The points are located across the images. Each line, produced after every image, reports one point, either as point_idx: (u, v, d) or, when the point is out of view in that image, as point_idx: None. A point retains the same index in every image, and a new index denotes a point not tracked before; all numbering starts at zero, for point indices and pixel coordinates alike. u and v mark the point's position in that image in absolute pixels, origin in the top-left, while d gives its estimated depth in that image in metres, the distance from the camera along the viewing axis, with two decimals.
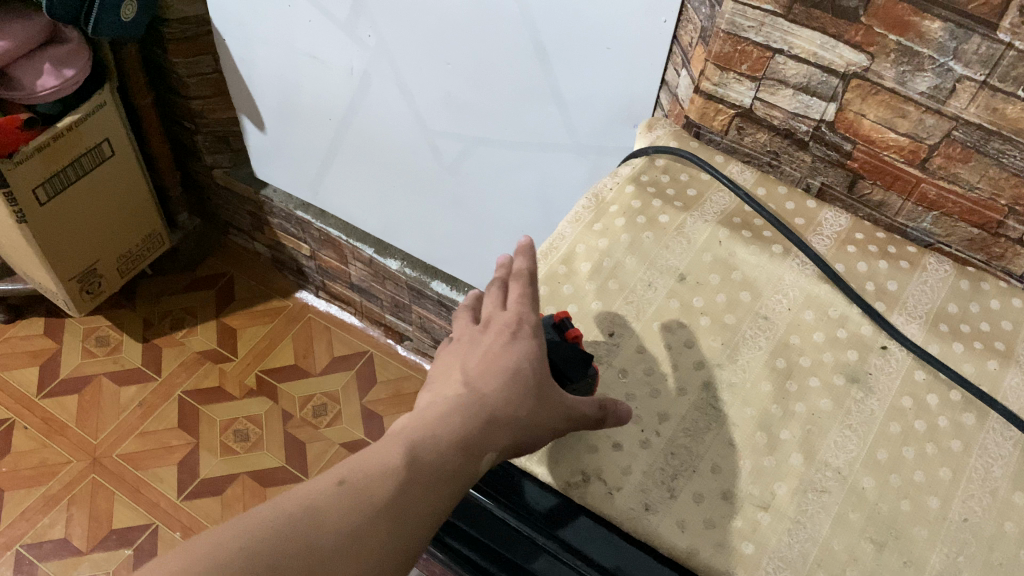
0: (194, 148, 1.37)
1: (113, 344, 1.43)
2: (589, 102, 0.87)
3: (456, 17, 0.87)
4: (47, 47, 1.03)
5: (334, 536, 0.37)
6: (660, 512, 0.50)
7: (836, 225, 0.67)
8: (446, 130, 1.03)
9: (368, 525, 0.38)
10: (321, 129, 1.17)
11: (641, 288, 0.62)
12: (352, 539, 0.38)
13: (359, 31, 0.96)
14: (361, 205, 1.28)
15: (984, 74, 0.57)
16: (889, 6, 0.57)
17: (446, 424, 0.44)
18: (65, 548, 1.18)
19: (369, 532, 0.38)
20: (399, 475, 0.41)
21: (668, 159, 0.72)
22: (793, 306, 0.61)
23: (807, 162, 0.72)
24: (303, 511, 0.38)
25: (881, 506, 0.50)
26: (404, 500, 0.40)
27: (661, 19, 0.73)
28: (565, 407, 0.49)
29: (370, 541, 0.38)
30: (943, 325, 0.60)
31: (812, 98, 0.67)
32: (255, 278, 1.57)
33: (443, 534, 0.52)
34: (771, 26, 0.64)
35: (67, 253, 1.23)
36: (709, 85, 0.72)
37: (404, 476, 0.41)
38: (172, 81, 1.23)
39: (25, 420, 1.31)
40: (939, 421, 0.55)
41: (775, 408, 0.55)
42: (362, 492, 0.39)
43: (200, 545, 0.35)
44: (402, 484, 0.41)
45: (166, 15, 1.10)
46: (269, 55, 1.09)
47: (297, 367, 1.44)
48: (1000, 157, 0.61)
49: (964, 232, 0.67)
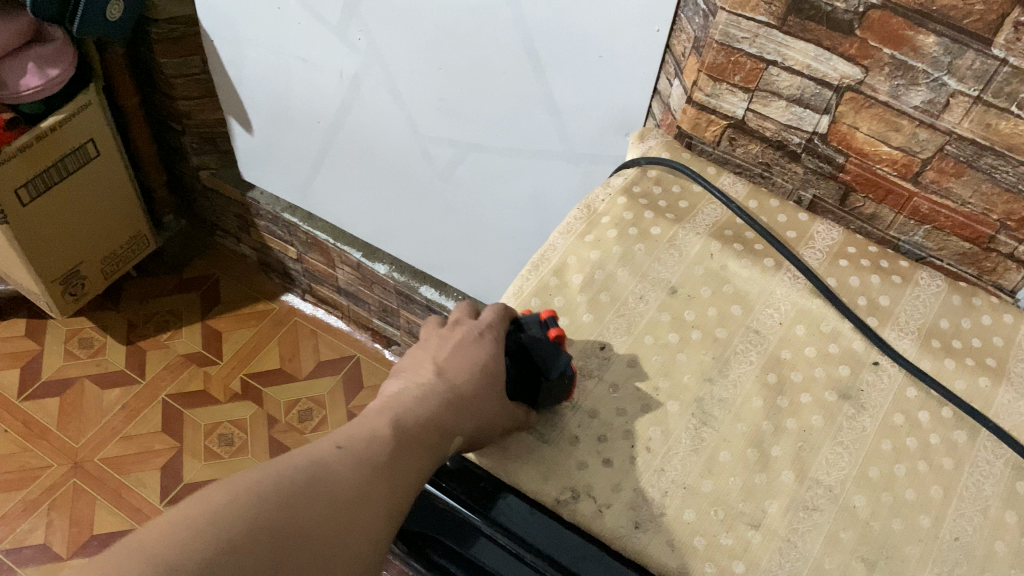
0: (181, 149, 1.36)
1: (97, 346, 1.41)
2: (582, 110, 0.86)
3: (450, 23, 0.86)
4: (31, 46, 1.01)
5: (346, 488, 0.41)
6: (651, 530, 0.50)
7: (828, 239, 0.67)
8: (437, 135, 1.02)
9: (373, 480, 0.42)
10: (311, 132, 1.16)
11: (632, 300, 0.61)
12: (360, 492, 0.41)
13: (350, 34, 0.96)
14: (350, 209, 1.27)
15: (979, 89, 0.56)
16: (884, 19, 0.57)
17: (426, 404, 0.48)
18: (45, 554, 1.16)
19: (375, 487, 0.42)
20: (395, 441, 0.45)
21: (660, 170, 0.71)
22: (785, 321, 0.60)
23: (799, 174, 0.72)
24: (316, 466, 0.41)
25: (873, 525, 0.50)
26: (400, 463, 0.44)
27: (654, 28, 0.73)
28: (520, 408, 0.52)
29: (376, 494, 0.42)
30: (935, 341, 0.60)
31: (806, 110, 0.66)
32: (242, 281, 1.55)
33: (426, 550, 0.50)
34: (765, 38, 0.63)
35: (50, 253, 1.21)
36: (702, 95, 0.71)
37: (397, 442, 0.45)
38: (159, 81, 1.21)
39: (6, 422, 1.29)
40: (930, 438, 0.54)
41: (767, 424, 0.55)
42: (364, 453, 0.43)
43: (233, 488, 0.38)
44: (398, 448, 0.44)
45: (153, 15, 1.08)
46: (258, 57, 1.08)
47: (283, 371, 1.43)
48: (993, 172, 0.60)
49: (956, 246, 0.67)
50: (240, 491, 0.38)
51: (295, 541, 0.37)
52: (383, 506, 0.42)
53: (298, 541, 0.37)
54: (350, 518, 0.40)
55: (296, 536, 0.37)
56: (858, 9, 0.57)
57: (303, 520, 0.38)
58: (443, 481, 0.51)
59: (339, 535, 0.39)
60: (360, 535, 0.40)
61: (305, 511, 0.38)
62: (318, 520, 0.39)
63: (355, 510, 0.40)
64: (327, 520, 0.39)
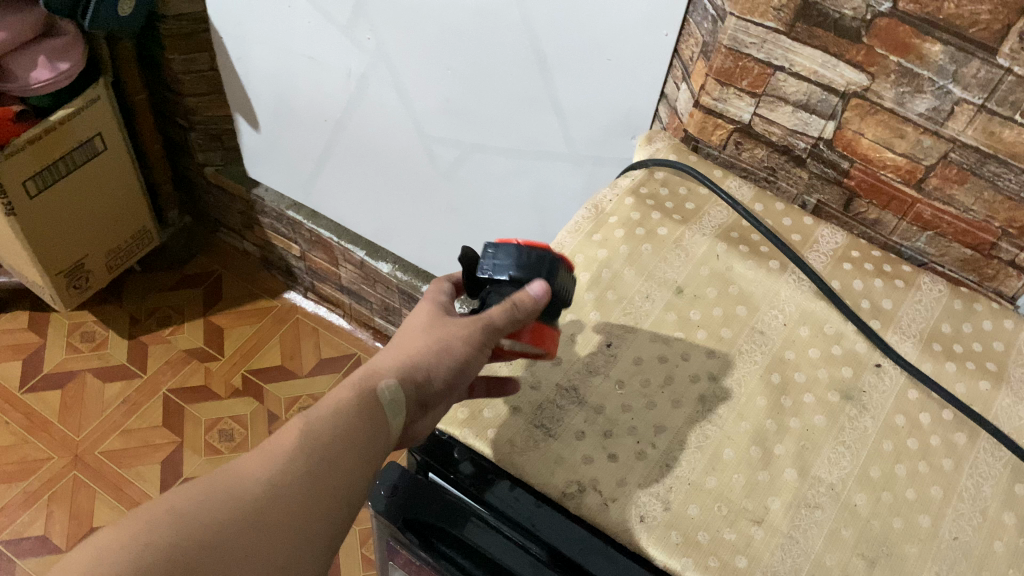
0: (186, 145, 1.36)
1: (98, 340, 1.42)
2: (588, 112, 0.87)
3: (458, 24, 0.87)
4: (41, 40, 1.02)
5: (252, 488, 0.41)
6: (654, 525, 0.50)
7: (832, 242, 0.68)
8: (442, 135, 1.03)
9: (281, 474, 0.42)
10: (316, 130, 1.17)
11: (638, 299, 0.62)
12: (267, 487, 0.42)
13: (359, 33, 0.96)
14: (354, 207, 1.27)
15: (983, 98, 0.57)
16: (891, 27, 0.58)
17: (352, 393, 0.48)
18: (44, 546, 1.16)
19: (283, 480, 0.42)
20: (305, 430, 0.45)
21: (667, 172, 0.72)
22: (789, 322, 0.61)
23: (804, 179, 0.73)
24: (217, 476, 0.42)
25: (874, 523, 0.51)
26: (315, 449, 0.44)
27: (663, 32, 0.74)
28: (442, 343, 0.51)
29: (285, 486, 0.42)
30: (937, 344, 0.61)
31: (812, 115, 0.67)
32: (244, 278, 1.56)
33: (435, 542, 0.52)
34: (773, 43, 0.64)
35: (55, 247, 1.22)
36: (709, 99, 0.72)
37: (308, 431, 0.45)
38: (166, 77, 1.22)
39: (7, 414, 1.29)
40: (930, 440, 0.55)
41: (770, 423, 0.55)
42: (284, 444, 0.44)
43: (211, 479, 0.41)
44: (308, 437, 0.45)
45: (163, 11, 1.09)
46: (266, 55, 1.09)
47: (284, 367, 1.43)
48: (996, 180, 0.61)
49: (957, 253, 0.68)
50: (206, 485, 0.41)
51: (199, 552, 0.38)
52: (296, 493, 0.42)
53: (202, 553, 0.38)
54: (256, 516, 0.40)
55: (197, 547, 0.38)
56: (865, 17, 0.58)
57: (205, 530, 0.39)
58: (450, 472, 0.53)
59: (246, 536, 0.40)
60: (270, 529, 0.40)
61: (204, 520, 0.39)
62: (221, 527, 0.39)
63: (261, 508, 0.41)
64: (230, 524, 0.40)
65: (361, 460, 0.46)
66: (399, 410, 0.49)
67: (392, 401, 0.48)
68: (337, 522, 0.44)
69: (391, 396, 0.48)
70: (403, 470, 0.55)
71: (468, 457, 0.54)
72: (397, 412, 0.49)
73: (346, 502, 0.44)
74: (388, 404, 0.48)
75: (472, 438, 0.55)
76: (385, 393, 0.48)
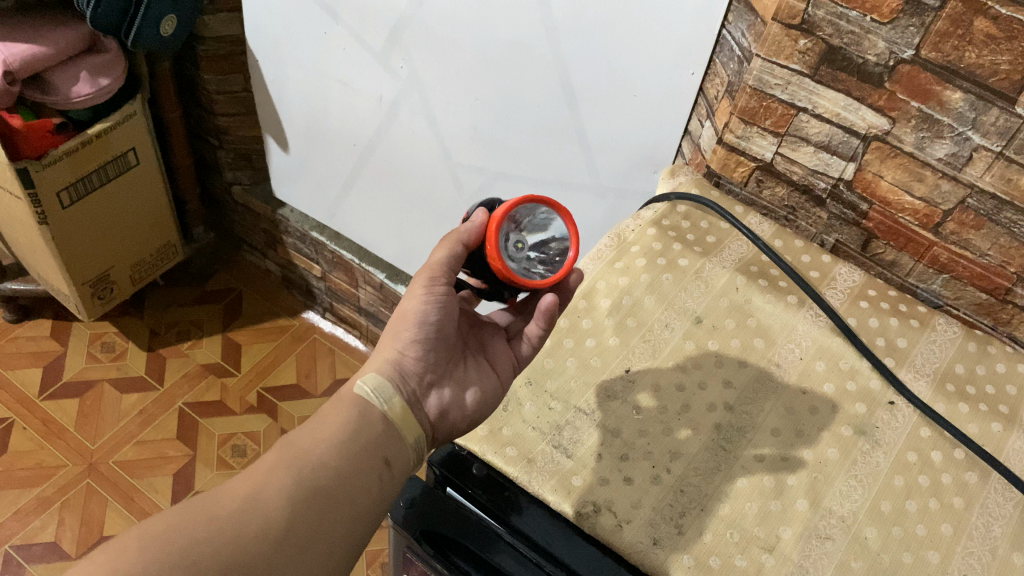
0: (216, 164, 1.39)
1: (118, 351, 1.44)
2: (612, 145, 0.89)
3: (490, 55, 0.90)
4: (84, 55, 1.05)
5: (234, 501, 0.45)
6: (669, 548, 0.51)
7: (850, 281, 0.69)
8: (469, 162, 1.05)
9: (265, 487, 0.46)
10: (344, 153, 1.19)
11: (658, 327, 0.64)
12: (250, 499, 0.45)
13: (392, 61, 1.00)
14: (377, 230, 1.30)
15: (1001, 145, 0.59)
16: (914, 73, 0.60)
17: (344, 410, 0.52)
18: (54, 552, 1.17)
19: (268, 492, 0.46)
20: (305, 444, 0.49)
21: (689, 206, 0.74)
22: (805, 356, 0.63)
23: (823, 219, 0.74)
24: (204, 496, 0.45)
25: (883, 556, 0.51)
26: (300, 463, 0.48)
27: (689, 71, 0.76)
28: (414, 332, 0.56)
29: (269, 498, 0.46)
30: (950, 385, 0.62)
31: (833, 156, 0.69)
32: (264, 296, 1.59)
33: (450, 553, 0.54)
34: (797, 85, 0.66)
35: (83, 257, 1.24)
36: (733, 137, 0.74)
37: (290, 451, 0.49)
38: (201, 97, 1.25)
39: (25, 420, 1.31)
40: (941, 477, 0.56)
41: (784, 453, 0.56)
42: (290, 457, 0.48)
43: (220, 491, 0.45)
44: (290, 455, 0.48)
45: (202, 33, 1.12)
46: (300, 78, 1.12)
47: (299, 387, 1.45)
48: (1012, 227, 0.63)
49: (973, 296, 0.69)
50: (213, 497, 0.45)
51: (180, 562, 0.41)
52: (282, 503, 0.46)
53: (185, 564, 0.41)
54: (240, 524, 0.44)
55: (179, 557, 0.41)
56: (888, 63, 0.60)
57: (189, 541, 0.42)
58: (469, 487, 0.54)
59: (231, 545, 0.43)
60: (254, 535, 0.44)
61: (187, 531, 0.42)
62: (204, 536, 0.42)
63: (245, 516, 0.44)
64: (213, 533, 0.43)
65: (349, 470, 0.49)
66: (389, 394, 0.54)
67: (376, 390, 0.53)
68: (328, 530, 0.47)
69: (373, 387, 0.53)
70: (421, 482, 0.56)
71: (487, 472, 0.55)
72: (388, 397, 0.54)
73: (337, 509, 0.48)
74: (373, 393, 0.53)
75: (490, 454, 0.56)
76: (366, 387, 0.53)
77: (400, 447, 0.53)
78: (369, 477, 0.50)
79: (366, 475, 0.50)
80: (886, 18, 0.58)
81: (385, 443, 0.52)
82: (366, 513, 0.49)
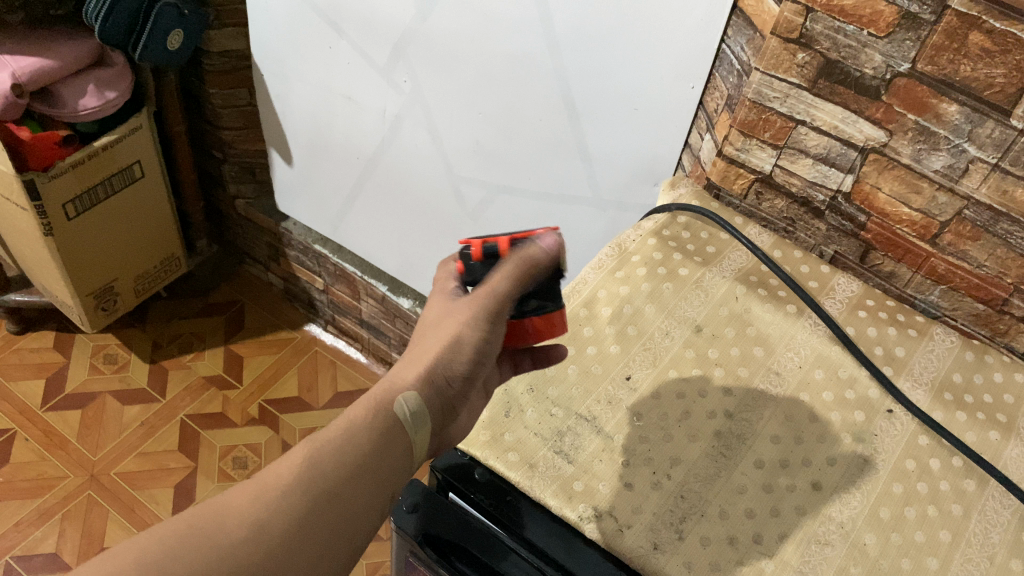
0: (220, 177, 1.40)
1: (120, 363, 1.44)
2: (612, 159, 0.90)
3: (492, 69, 0.91)
4: (92, 69, 1.07)
5: (240, 526, 0.42)
6: (670, 553, 0.52)
7: (848, 291, 0.70)
8: (470, 175, 1.06)
9: (275, 513, 0.43)
10: (347, 166, 1.20)
11: (658, 335, 0.64)
12: (257, 526, 0.42)
13: (395, 75, 1.01)
14: (380, 244, 1.30)
15: (997, 157, 0.60)
16: (911, 87, 0.60)
17: (370, 428, 0.49)
18: (55, 563, 1.17)
19: (277, 519, 0.43)
20: (323, 464, 0.46)
21: (689, 216, 0.75)
22: (804, 365, 0.63)
23: (822, 230, 0.75)
24: (207, 512, 0.42)
25: (882, 563, 0.52)
26: (316, 488, 0.45)
27: (689, 85, 0.77)
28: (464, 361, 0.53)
29: (276, 527, 0.43)
30: (948, 393, 0.62)
31: (831, 168, 0.70)
32: (268, 309, 1.60)
33: (454, 558, 0.52)
34: (796, 98, 0.67)
35: (87, 269, 1.25)
36: (732, 149, 0.75)
37: (307, 471, 0.45)
38: (206, 109, 1.26)
39: (26, 431, 1.31)
40: (940, 485, 0.56)
41: (782, 460, 0.57)
42: (306, 479, 0.45)
43: (227, 511, 0.42)
44: (307, 476, 0.45)
45: (208, 47, 1.14)
46: (304, 92, 1.13)
47: (300, 399, 1.45)
48: (1009, 238, 0.63)
49: (969, 307, 0.70)
50: (219, 518, 0.42)
51: None
52: (289, 535, 0.43)
53: None
54: (243, 555, 0.41)
55: None
56: (885, 76, 0.61)
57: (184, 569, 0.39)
58: (471, 492, 0.55)
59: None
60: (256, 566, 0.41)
61: (187, 560, 0.40)
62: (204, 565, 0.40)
63: (250, 546, 0.41)
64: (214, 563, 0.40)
65: (364, 500, 0.46)
66: (421, 422, 0.51)
67: (414, 413, 0.50)
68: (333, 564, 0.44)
69: (412, 410, 0.50)
70: (422, 488, 0.56)
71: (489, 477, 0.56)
72: (420, 423, 0.51)
73: (345, 543, 0.45)
74: (411, 418, 0.50)
75: (493, 460, 0.57)
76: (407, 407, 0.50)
77: (407, 477, 0.51)
78: (380, 509, 0.48)
79: (378, 508, 0.47)
80: (883, 32, 0.59)
81: (401, 471, 0.50)
82: (366, 541, 0.47)
